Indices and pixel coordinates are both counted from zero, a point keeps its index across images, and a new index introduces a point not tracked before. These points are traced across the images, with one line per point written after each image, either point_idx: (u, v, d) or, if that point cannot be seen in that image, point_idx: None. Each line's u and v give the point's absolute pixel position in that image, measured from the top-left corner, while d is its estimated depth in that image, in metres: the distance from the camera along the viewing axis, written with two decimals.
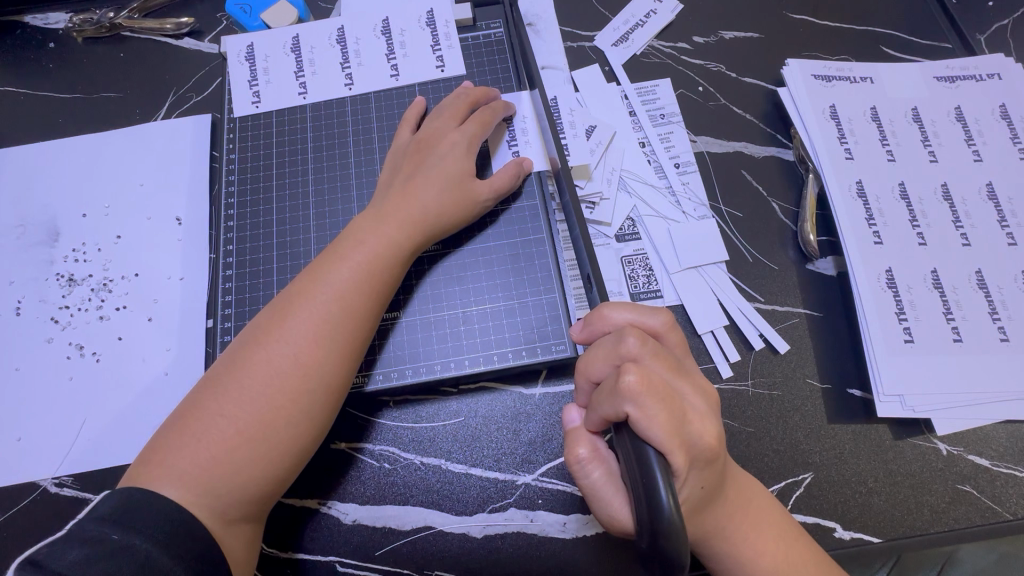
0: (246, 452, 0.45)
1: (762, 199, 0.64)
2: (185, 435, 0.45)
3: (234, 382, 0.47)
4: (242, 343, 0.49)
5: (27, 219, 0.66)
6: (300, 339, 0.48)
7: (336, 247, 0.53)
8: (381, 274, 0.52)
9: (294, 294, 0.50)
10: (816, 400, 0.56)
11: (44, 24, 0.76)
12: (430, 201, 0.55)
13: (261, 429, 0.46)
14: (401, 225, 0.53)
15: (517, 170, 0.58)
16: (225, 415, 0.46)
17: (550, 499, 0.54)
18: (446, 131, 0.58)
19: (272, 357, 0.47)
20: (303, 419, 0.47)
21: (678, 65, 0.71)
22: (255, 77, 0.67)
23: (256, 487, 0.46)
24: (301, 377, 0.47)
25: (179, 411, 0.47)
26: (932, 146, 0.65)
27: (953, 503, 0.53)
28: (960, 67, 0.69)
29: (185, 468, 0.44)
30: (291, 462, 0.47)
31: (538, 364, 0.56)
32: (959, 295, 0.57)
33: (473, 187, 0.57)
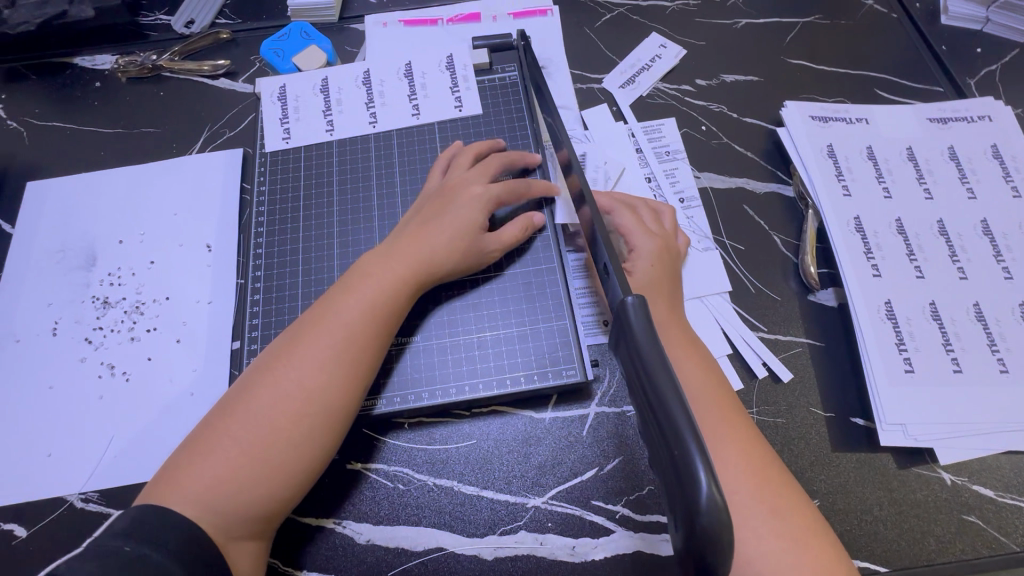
0: (248, 474, 0.47)
1: (764, 232, 0.67)
2: (195, 454, 0.47)
3: (243, 406, 0.49)
4: (255, 368, 0.52)
5: (67, 245, 0.70)
6: (306, 365, 0.50)
7: (347, 279, 0.55)
8: (388, 308, 0.54)
9: (305, 325, 0.52)
10: (820, 429, 0.57)
11: (91, 65, 0.82)
12: (438, 241, 0.57)
13: (263, 452, 0.47)
14: (409, 262, 0.56)
15: (526, 223, 0.61)
16: (233, 436, 0.48)
17: (559, 522, 0.55)
18: (472, 183, 0.61)
19: (279, 382, 0.49)
20: (301, 445, 0.48)
21: (682, 105, 0.75)
22: (285, 116, 0.72)
23: (258, 506, 0.47)
24: (304, 404, 0.49)
25: (194, 432, 0.50)
26: (927, 184, 0.68)
27: (960, 533, 0.53)
28: (951, 109, 0.73)
29: (193, 486, 0.46)
30: (290, 484, 0.48)
31: (548, 389, 0.58)
32: (958, 327, 0.59)
33: (481, 239, 0.59)
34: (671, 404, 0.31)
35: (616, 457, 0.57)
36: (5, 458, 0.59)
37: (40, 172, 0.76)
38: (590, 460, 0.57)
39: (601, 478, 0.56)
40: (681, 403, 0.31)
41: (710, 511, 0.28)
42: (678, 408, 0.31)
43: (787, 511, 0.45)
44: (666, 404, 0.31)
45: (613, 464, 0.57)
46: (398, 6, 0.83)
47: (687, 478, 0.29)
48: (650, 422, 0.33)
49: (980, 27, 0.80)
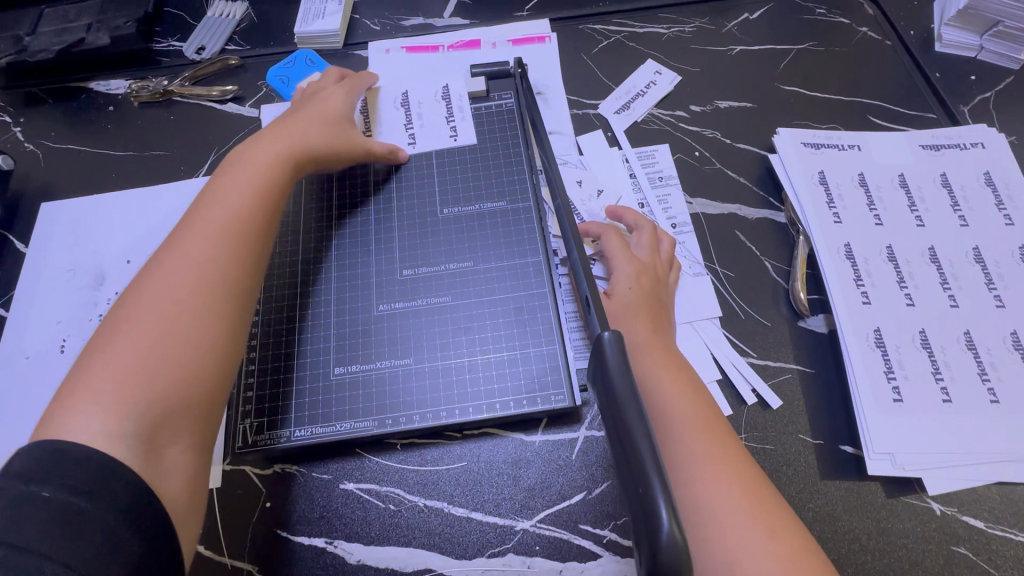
0: (158, 355, 0.46)
1: (755, 258, 0.68)
2: (94, 365, 0.46)
3: (132, 305, 0.49)
4: (134, 280, 0.51)
5: (77, 264, 0.73)
6: (187, 251, 0.51)
7: (213, 181, 0.58)
8: (276, 175, 0.59)
9: (182, 227, 0.54)
10: (808, 456, 0.58)
11: (106, 89, 0.86)
12: (310, 136, 0.63)
13: (172, 322, 0.48)
14: (286, 146, 0.61)
15: (392, 151, 0.70)
16: (133, 331, 0.47)
17: (547, 546, 0.55)
18: (326, 87, 0.70)
19: (164, 273, 0.50)
20: (218, 299, 0.50)
21: (676, 131, 0.77)
22: None
23: (180, 321, 0.48)
24: (203, 269, 0.51)
25: (80, 355, 0.48)
26: (919, 212, 0.68)
27: (949, 565, 0.53)
28: (944, 136, 0.73)
29: (94, 390, 0.44)
30: (215, 346, 0.49)
31: (538, 413, 0.59)
32: (948, 356, 0.59)
33: (354, 137, 0.67)
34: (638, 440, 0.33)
35: (604, 481, 0.58)
36: None
37: (55, 192, 0.79)
38: (579, 483, 0.58)
39: (589, 503, 0.57)
40: (647, 442, 0.33)
41: (670, 545, 0.29)
42: (644, 445, 0.33)
43: (778, 535, 0.45)
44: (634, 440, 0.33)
45: (602, 488, 0.57)
46: (401, 33, 0.85)
47: (648, 511, 0.30)
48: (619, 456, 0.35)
49: (975, 54, 0.81)
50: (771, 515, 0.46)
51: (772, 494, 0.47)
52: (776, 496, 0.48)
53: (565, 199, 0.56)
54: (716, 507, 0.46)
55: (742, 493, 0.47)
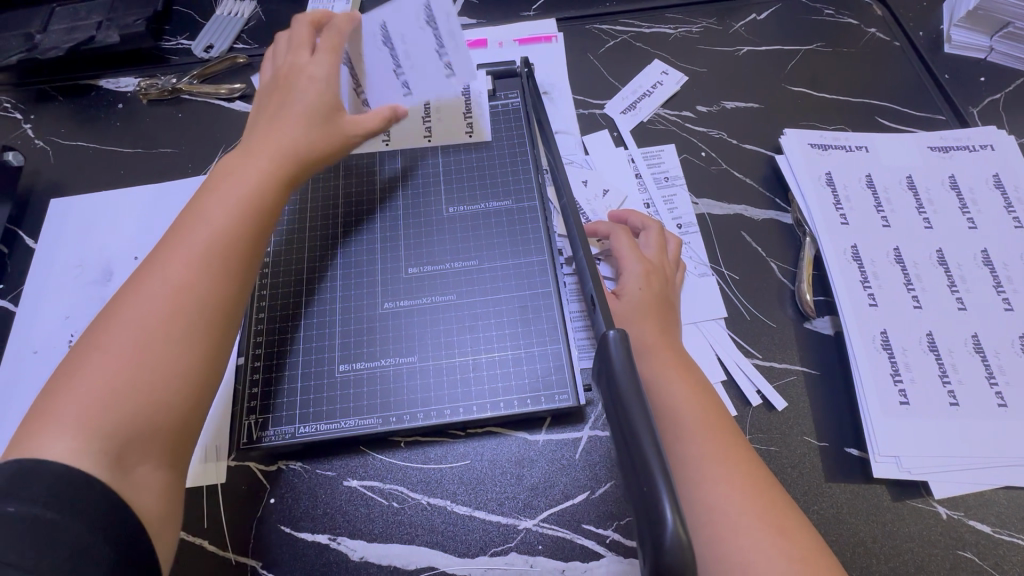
0: (125, 390, 0.44)
1: (761, 259, 0.68)
2: (63, 390, 0.44)
3: (106, 329, 0.47)
4: (112, 300, 0.49)
5: (86, 260, 0.73)
6: (161, 276, 0.49)
7: (201, 193, 0.55)
8: (263, 194, 0.55)
9: (160, 247, 0.51)
10: (813, 458, 0.57)
11: (116, 87, 0.86)
12: (297, 130, 0.58)
13: (143, 357, 0.46)
14: (270, 154, 0.57)
15: (389, 114, 0.63)
16: (103, 360, 0.45)
17: (549, 545, 0.55)
18: (302, 57, 0.61)
19: (137, 298, 0.48)
20: (193, 334, 0.48)
21: (683, 132, 0.77)
22: None
23: (153, 356, 0.46)
24: (177, 299, 0.48)
25: (54, 376, 0.46)
26: (927, 214, 0.68)
27: (955, 569, 0.52)
28: (952, 138, 0.73)
29: (61, 420, 0.43)
30: (187, 385, 0.47)
31: (541, 412, 0.59)
32: (955, 358, 0.59)
33: (341, 121, 0.61)
34: (643, 440, 0.33)
35: (608, 481, 0.57)
36: None
37: (64, 189, 0.80)
38: (582, 483, 0.58)
39: (592, 503, 0.57)
40: (653, 442, 0.33)
41: (674, 545, 0.30)
42: (650, 445, 0.33)
43: (789, 535, 0.44)
44: (639, 441, 0.33)
45: (605, 488, 0.57)
46: None
47: (653, 510, 0.31)
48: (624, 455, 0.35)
49: (984, 56, 0.80)
50: (780, 516, 0.45)
51: (780, 495, 0.47)
52: (783, 496, 0.47)
53: (572, 198, 0.56)
54: (725, 507, 0.45)
55: (750, 492, 0.46)
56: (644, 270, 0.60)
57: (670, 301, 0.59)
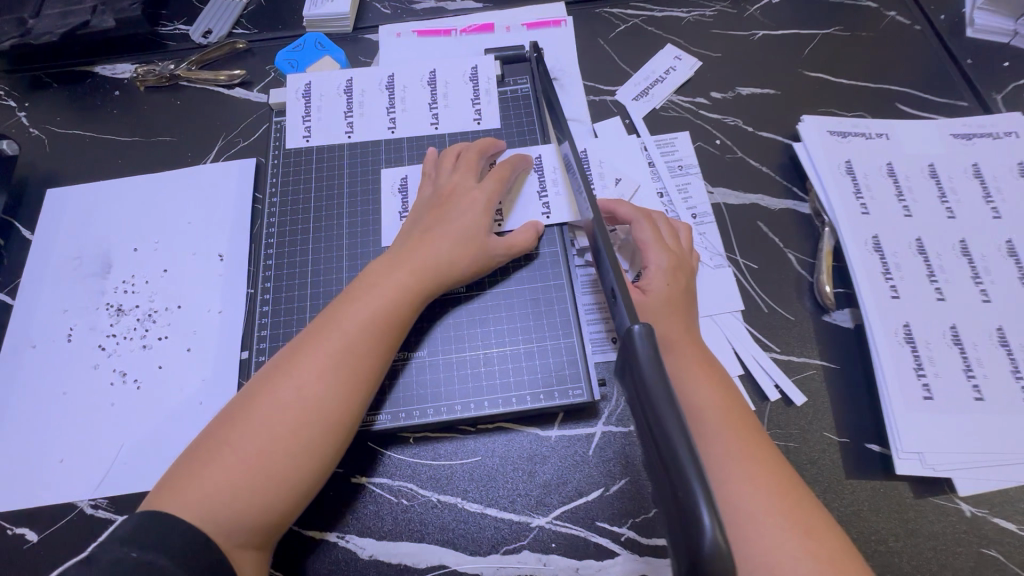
0: (247, 483, 0.46)
1: (778, 249, 0.66)
2: (195, 465, 0.47)
3: (281, 421, 0.48)
4: (255, 381, 0.51)
5: (84, 252, 0.71)
6: (311, 375, 0.50)
7: (349, 291, 0.55)
8: (392, 316, 0.54)
9: (350, 338, 0.51)
10: (833, 454, 0.56)
11: (112, 74, 0.84)
12: (445, 252, 0.57)
13: (265, 460, 0.47)
14: (412, 270, 0.56)
15: (487, 147, 0.65)
16: (233, 449, 0.47)
17: (563, 543, 0.54)
18: (468, 184, 0.61)
19: (284, 392, 0.49)
20: (310, 446, 0.48)
21: (697, 119, 0.74)
22: (308, 113, 0.72)
23: (284, 451, 0.47)
24: (310, 413, 0.49)
25: (196, 441, 0.49)
26: (950, 203, 0.66)
27: (980, 567, 0.51)
28: (976, 125, 0.70)
29: (192, 495, 0.45)
30: (292, 495, 0.48)
31: (554, 407, 0.57)
32: (980, 352, 0.57)
33: (487, 244, 0.59)
34: (676, 444, 0.31)
35: (622, 478, 0.56)
36: (18, 463, 0.60)
37: (61, 179, 0.77)
38: (597, 480, 0.56)
39: (606, 500, 0.55)
40: (687, 446, 0.31)
41: (713, 553, 0.28)
42: (684, 448, 0.31)
43: (813, 536, 0.44)
44: (671, 444, 0.31)
45: (620, 484, 0.56)
46: (413, 16, 0.83)
47: (690, 516, 0.29)
48: (656, 457, 0.33)
49: (1008, 40, 0.78)
50: (802, 514, 0.45)
51: (802, 494, 0.46)
52: (805, 495, 0.46)
53: (582, 179, 0.52)
54: (748, 506, 0.44)
55: (775, 491, 0.45)
56: (663, 259, 0.57)
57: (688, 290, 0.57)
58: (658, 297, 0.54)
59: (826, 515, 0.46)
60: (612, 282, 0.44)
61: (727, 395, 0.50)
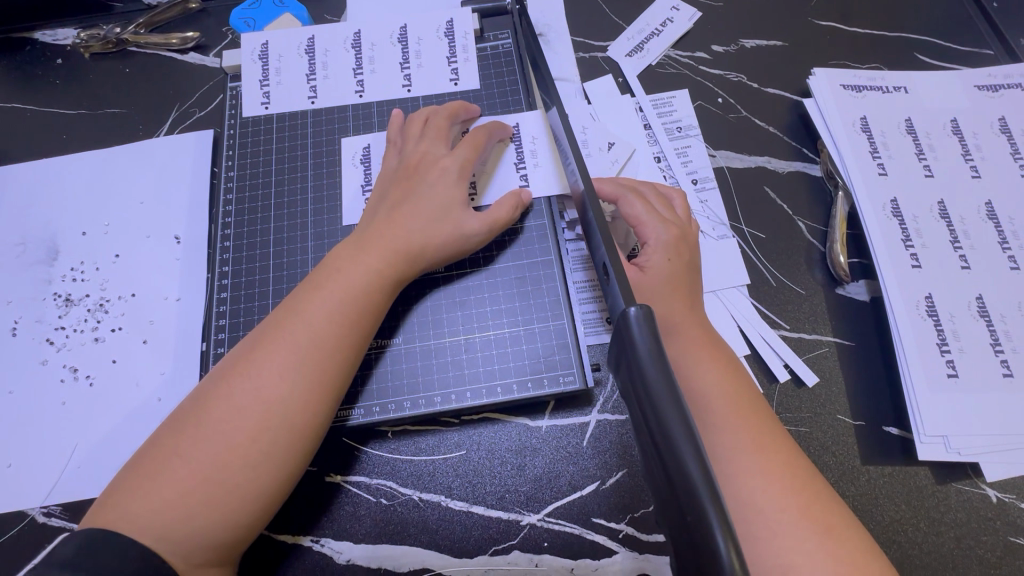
0: (199, 496, 0.42)
1: (787, 217, 0.60)
2: (139, 477, 0.42)
3: (235, 427, 0.43)
4: (207, 382, 0.46)
5: (28, 237, 0.65)
6: (268, 375, 0.45)
7: (311, 279, 0.50)
8: (361, 305, 0.48)
9: (309, 333, 0.46)
10: (848, 439, 0.51)
11: (53, 40, 0.76)
12: (418, 231, 0.51)
13: (220, 471, 0.42)
14: (381, 253, 0.50)
15: (458, 112, 0.58)
16: (182, 461, 0.42)
17: (556, 542, 0.50)
18: (437, 155, 0.54)
19: (239, 396, 0.44)
20: (272, 453, 0.43)
21: (696, 75, 0.68)
22: (266, 77, 0.65)
23: (240, 461, 0.43)
24: (269, 416, 0.44)
25: (142, 450, 0.44)
26: (974, 161, 0.60)
27: (1005, 556, 0.47)
28: (1003, 75, 0.64)
29: (139, 511, 0.41)
30: (253, 506, 0.43)
31: (544, 396, 0.52)
32: (1009, 324, 0.52)
33: (466, 220, 0.53)
34: (684, 458, 0.26)
35: (619, 470, 0.52)
36: None
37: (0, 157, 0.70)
38: (591, 473, 0.52)
39: (602, 494, 0.51)
40: (698, 459, 0.26)
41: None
42: (693, 461, 0.26)
43: (837, 535, 0.39)
44: (679, 456, 0.26)
45: (616, 477, 0.51)
46: None
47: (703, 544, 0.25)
48: (658, 464, 0.28)
49: None
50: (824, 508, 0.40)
51: (822, 485, 0.42)
52: (824, 486, 0.42)
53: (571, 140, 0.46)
54: (762, 503, 0.40)
55: (790, 485, 0.41)
56: (664, 232, 0.51)
57: (691, 263, 0.51)
58: (660, 274, 0.49)
59: (846, 510, 0.41)
60: (604, 257, 0.38)
61: (738, 381, 0.45)
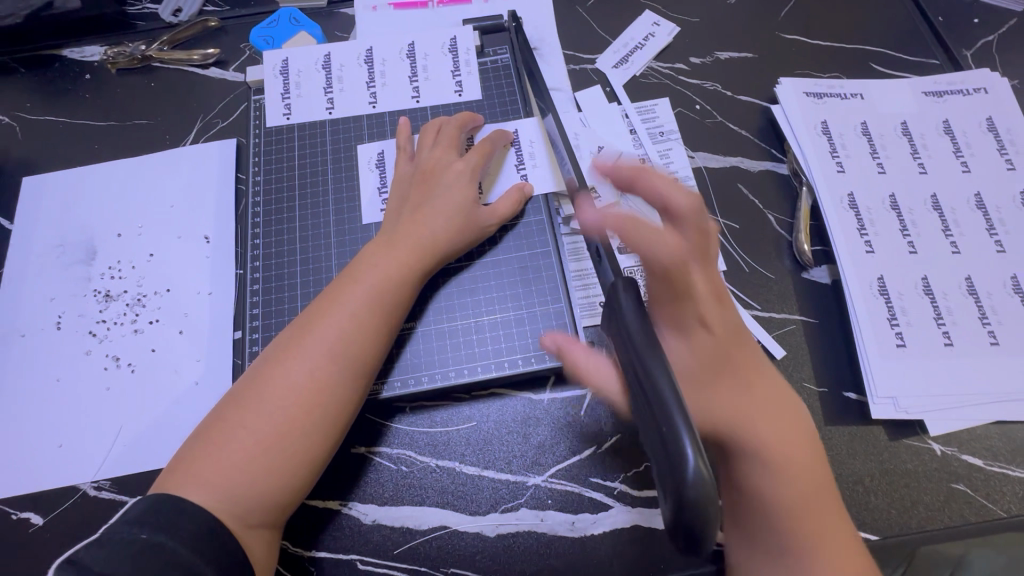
0: (259, 462, 0.48)
1: (758, 211, 0.67)
2: (205, 447, 0.49)
3: (288, 403, 0.50)
4: (259, 364, 0.52)
5: (67, 239, 0.71)
6: (315, 357, 0.51)
7: (347, 272, 0.56)
8: (393, 296, 0.55)
9: (350, 320, 0.52)
10: (813, 403, 0.59)
11: (81, 57, 0.81)
12: (438, 228, 0.58)
13: (277, 440, 0.49)
14: (408, 250, 0.56)
15: (465, 123, 0.65)
16: (242, 433, 0.49)
17: (559, 499, 0.56)
18: (448, 160, 0.61)
19: (290, 376, 0.50)
20: (320, 426, 0.50)
21: (676, 85, 0.75)
22: (287, 90, 0.71)
23: (293, 432, 0.49)
24: (318, 394, 0.50)
25: (204, 424, 0.51)
26: (922, 160, 0.68)
27: (947, 501, 0.55)
28: (947, 82, 0.72)
29: (206, 476, 0.47)
30: (303, 471, 0.50)
31: (546, 370, 0.59)
32: (950, 301, 0.60)
33: (478, 216, 0.60)
34: (659, 386, 0.33)
35: (614, 435, 0.58)
36: (20, 451, 0.61)
37: (36, 166, 0.76)
38: (589, 438, 0.58)
39: (598, 457, 0.58)
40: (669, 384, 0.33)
41: (697, 493, 0.30)
42: (666, 387, 0.33)
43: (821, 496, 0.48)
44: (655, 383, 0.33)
45: (611, 442, 0.58)
46: None
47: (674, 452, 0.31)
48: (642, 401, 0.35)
49: None
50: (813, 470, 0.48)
51: (812, 446, 0.49)
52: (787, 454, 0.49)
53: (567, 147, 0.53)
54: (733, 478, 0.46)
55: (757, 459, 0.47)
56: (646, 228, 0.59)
57: None
58: None
59: (804, 460, 0.48)
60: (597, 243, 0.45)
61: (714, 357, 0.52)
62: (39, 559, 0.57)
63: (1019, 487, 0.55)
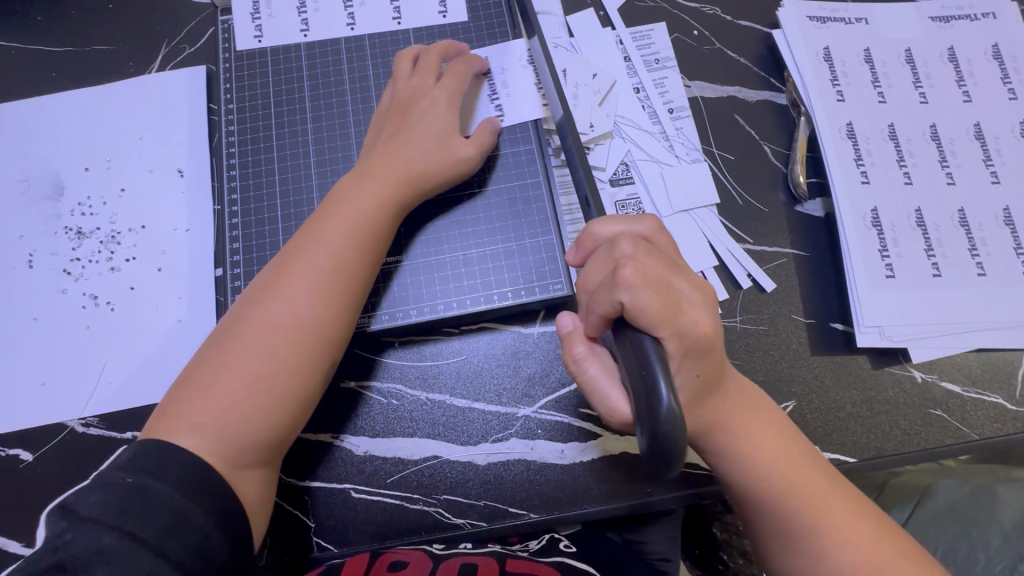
0: (249, 401, 0.48)
1: (754, 142, 0.65)
2: (192, 391, 0.48)
3: (272, 341, 0.49)
4: (240, 308, 0.51)
5: (30, 174, 0.67)
6: (298, 294, 0.50)
7: (323, 208, 0.54)
8: (372, 230, 0.53)
9: (330, 256, 0.51)
10: (801, 335, 0.59)
11: None
12: (415, 158, 0.55)
13: (263, 380, 0.48)
14: (384, 183, 0.54)
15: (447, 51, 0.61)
16: (228, 375, 0.48)
17: (549, 428, 0.57)
18: (426, 86, 0.58)
19: (273, 315, 0.49)
20: (307, 361, 0.49)
21: (673, 8, 0.70)
22: (258, 10, 0.66)
23: (279, 371, 0.48)
24: (304, 328, 0.49)
25: (187, 370, 0.50)
26: (923, 87, 0.65)
27: (926, 425, 0.57)
28: (956, 6, 0.69)
29: (194, 421, 0.47)
30: (295, 407, 0.49)
31: (536, 303, 0.58)
32: (941, 233, 0.60)
33: (455, 146, 0.57)
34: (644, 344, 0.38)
35: None
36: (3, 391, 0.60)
37: None
38: None
39: None
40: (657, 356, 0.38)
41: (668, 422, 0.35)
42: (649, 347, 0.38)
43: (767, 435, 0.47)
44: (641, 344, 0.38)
45: None
46: None
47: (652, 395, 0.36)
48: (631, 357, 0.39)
49: None
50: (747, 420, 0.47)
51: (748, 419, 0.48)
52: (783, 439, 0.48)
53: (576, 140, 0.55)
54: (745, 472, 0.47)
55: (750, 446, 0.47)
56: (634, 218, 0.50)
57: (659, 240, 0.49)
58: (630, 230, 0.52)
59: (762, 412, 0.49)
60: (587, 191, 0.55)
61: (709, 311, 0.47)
62: (32, 493, 0.57)
63: (994, 411, 0.57)
